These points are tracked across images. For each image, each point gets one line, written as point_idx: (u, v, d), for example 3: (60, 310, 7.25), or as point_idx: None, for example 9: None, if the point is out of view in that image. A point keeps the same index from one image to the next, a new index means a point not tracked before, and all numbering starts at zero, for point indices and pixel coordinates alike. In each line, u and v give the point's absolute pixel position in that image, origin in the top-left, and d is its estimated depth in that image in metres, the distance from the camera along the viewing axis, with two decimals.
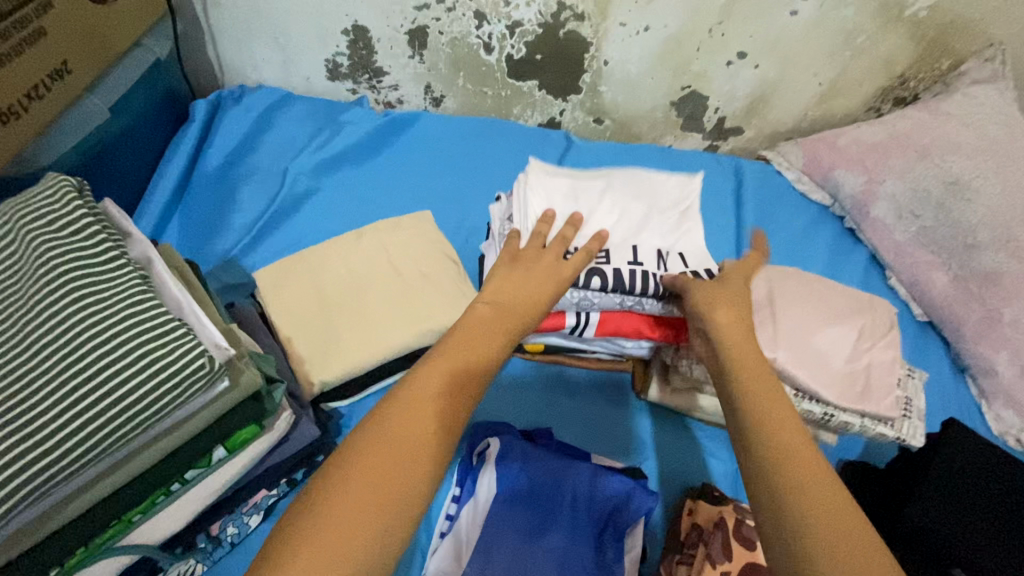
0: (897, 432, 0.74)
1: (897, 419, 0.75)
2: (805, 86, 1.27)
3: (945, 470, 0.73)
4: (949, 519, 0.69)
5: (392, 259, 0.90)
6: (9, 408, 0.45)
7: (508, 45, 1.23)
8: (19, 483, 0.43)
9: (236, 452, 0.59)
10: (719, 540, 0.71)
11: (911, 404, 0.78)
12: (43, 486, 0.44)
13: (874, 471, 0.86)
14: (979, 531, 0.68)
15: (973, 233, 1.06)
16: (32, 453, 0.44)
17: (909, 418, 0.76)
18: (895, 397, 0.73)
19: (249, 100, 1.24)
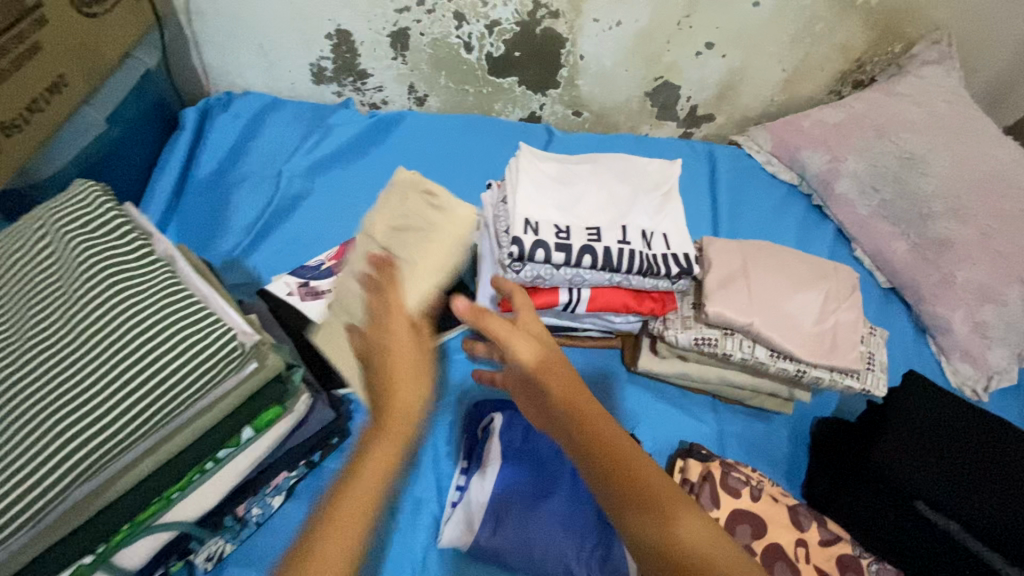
0: (862, 384, 0.82)
1: (862, 372, 0.83)
2: (770, 73, 1.35)
3: (900, 413, 0.82)
4: (911, 456, 0.77)
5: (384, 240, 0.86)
6: (61, 391, 0.50)
7: (488, 43, 1.28)
8: (75, 458, 0.48)
9: (262, 433, 0.64)
10: (708, 491, 0.78)
11: (874, 359, 0.85)
12: (97, 461, 0.49)
13: (843, 425, 0.94)
14: (936, 464, 0.76)
15: (927, 204, 1.15)
16: (86, 430, 0.48)
17: (873, 371, 0.84)
18: (858, 351, 0.80)
19: (238, 106, 1.27)
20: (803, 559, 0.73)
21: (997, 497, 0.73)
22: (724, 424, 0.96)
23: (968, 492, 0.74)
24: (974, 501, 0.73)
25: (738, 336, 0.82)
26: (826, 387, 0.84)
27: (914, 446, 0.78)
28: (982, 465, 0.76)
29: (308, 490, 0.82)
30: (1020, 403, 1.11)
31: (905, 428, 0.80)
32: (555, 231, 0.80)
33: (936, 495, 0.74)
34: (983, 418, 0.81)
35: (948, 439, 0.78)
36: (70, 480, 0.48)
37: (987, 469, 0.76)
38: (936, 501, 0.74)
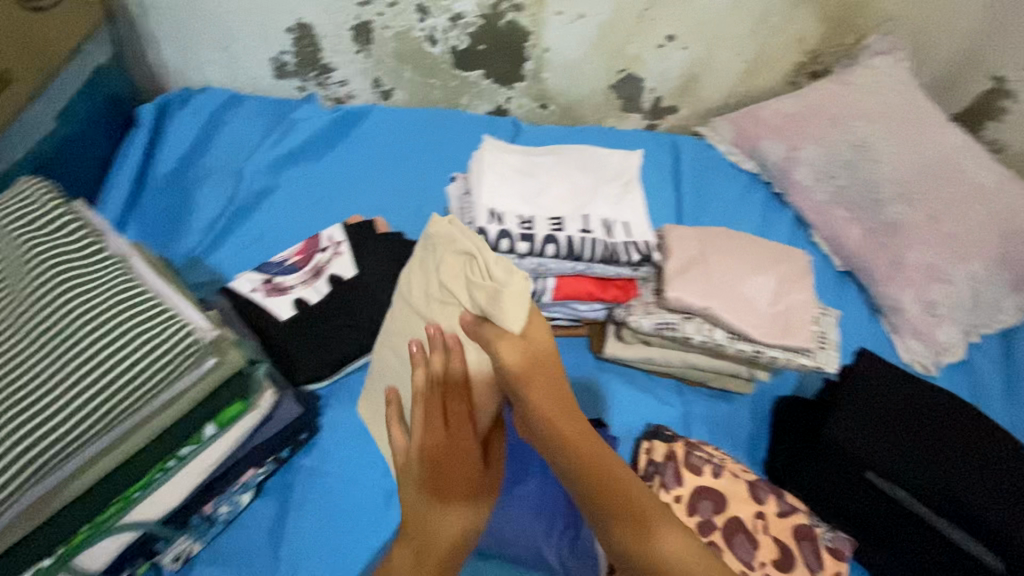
0: (816, 362, 0.85)
1: (816, 351, 0.86)
2: (730, 65, 1.38)
3: (843, 388, 0.85)
4: (857, 429, 0.81)
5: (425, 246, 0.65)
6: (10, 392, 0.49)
7: (452, 36, 1.28)
8: (27, 459, 0.47)
9: (225, 429, 0.64)
10: (670, 470, 0.81)
11: (827, 337, 0.89)
12: (53, 461, 0.49)
13: (798, 399, 0.98)
14: (878, 433, 0.81)
15: (878, 189, 1.20)
16: (38, 431, 0.48)
17: (826, 349, 0.87)
18: (811, 331, 0.83)
19: (197, 102, 1.25)
20: (760, 530, 0.76)
21: (945, 465, 0.78)
22: (689, 407, 0.99)
23: (909, 456, 0.79)
24: (922, 468, 0.78)
25: (697, 320, 0.84)
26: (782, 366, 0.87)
27: (869, 417, 0.82)
28: (934, 436, 0.80)
29: (277, 487, 0.82)
30: (969, 377, 1.16)
31: (863, 399, 0.84)
32: (518, 222, 0.81)
33: (881, 463, 0.79)
34: (934, 391, 0.85)
35: (887, 409, 0.83)
36: (23, 481, 0.47)
37: (937, 440, 0.80)
38: (881, 468, 0.79)
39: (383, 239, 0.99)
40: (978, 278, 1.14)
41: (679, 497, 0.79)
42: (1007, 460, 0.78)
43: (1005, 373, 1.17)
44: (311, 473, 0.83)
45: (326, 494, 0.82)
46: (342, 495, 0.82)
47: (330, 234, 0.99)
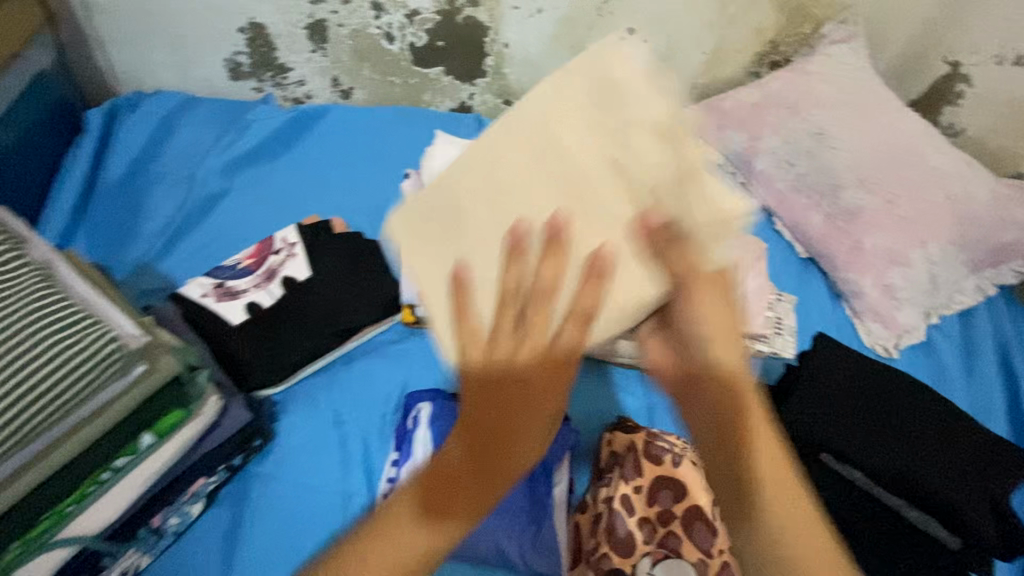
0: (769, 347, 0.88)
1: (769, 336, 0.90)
2: (690, 56, 1.39)
3: (811, 376, 0.86)
4: (818, 416, 0.82)
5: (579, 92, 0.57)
6: None
7: (409, 33, 1.27)
8: None
9: (164, 438, 0.62)
10: (631, 460, 0.80)
11: (780, 324, 0.93)
12: None
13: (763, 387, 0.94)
14: (838, 419, 0.82)
15: (838, 175, 1.22)
16: None
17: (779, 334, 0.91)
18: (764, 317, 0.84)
19: (148, 106, 1.22)
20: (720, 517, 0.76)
21: (903, 449, 0.79)
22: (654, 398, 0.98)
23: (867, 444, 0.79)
24: (880, 451, 0.79)
25: None
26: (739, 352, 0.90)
27: (831, 404, 0.83)
28: (894, 420, 0.81)
29: (231, 495, 0.80)
30: (929, 356, 1.18)
31: (824, 386, 0.85)
32: None
33: (842, 448, 0.80)
34: (898, 376, 0.86)
35: (854, 399, 0.84)
36: None
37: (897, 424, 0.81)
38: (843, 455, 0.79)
39: (339, 240, 0.98)
40: (935, 259, 1.16)
41: (639, 488, 0.79)
42: (963, 442, 0.80)
43: (964, 351, 1.19)
44: (267, 480, 0.81)
45: (282, 500, 0.80)
46: (297, 500, 0.80)
47: (284, 236, 0.98)
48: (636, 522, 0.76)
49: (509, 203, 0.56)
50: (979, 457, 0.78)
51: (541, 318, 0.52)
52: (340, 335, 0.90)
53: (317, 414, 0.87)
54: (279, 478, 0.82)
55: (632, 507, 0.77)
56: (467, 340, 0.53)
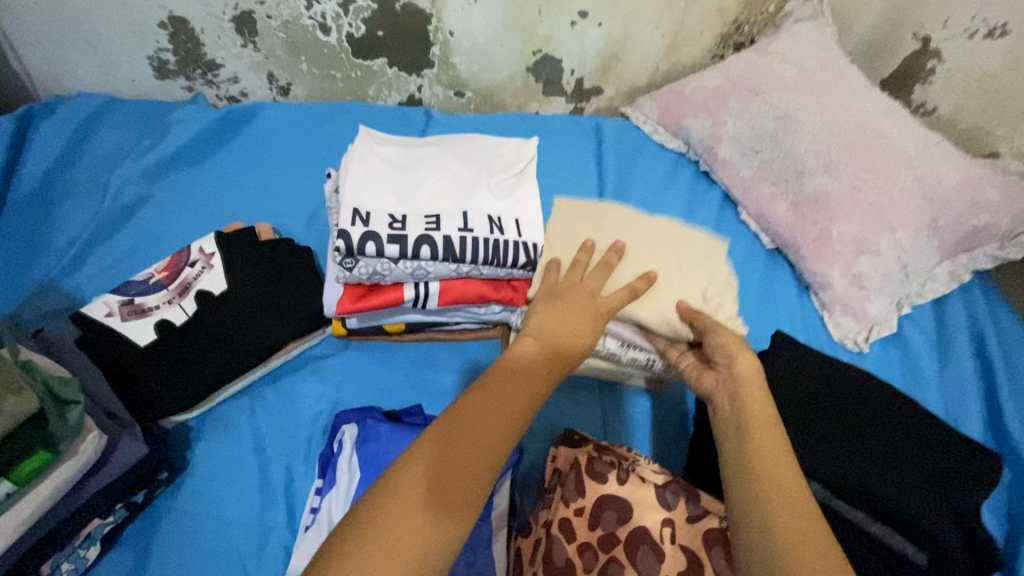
0: None
1: None
2: (649, 40, 1.32)
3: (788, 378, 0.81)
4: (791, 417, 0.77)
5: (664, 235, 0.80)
6: None
7: (345, 23, 1.19)
8: None
9: (27, 484, 0.55)
10: (572, 479, 0.74)
11: None
12: None
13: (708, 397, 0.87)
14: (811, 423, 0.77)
15: (801, 161, 1.16)
16: None
17: None
18: None
19: (65, 110, 1.13)
20: (667, 540, 0.70)
21: (861, 456, 0.74)
22: (606, 406, 0.92)
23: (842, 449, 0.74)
24: (841, 462, 0.73)
25: None
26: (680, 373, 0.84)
27: (793, 404, 0.78)
28: (857, 424, 0.76)
29: (134, 534, 0.73)
30: (901, 351, 1.11)
31: (785, 387, 0.80)
32: (388, 222, 0.73)
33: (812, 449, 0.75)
34: (862, 376, 0.81)
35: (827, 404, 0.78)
36: None
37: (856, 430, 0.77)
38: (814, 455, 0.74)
39: (261, 251, 0.90)
40: (906, 248, 1.10)
41: (581, 510, 0.72)
42: (930, 451, 0.74)
43: (937, 344, 1.13)
44: (174, 514, 0.74)
45: (187, 538, 0.73)
46: (210, 537, 0.73)
47: (202, 246, 0.90)
48: (575, 548, 0.70)
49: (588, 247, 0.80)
50: (947, 467, 0.73)
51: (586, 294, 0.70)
52: (259, 354, 0.82)
53: (235, 439, 0.81)
54: (191, 512, 0.75)
55: (572, 533, 0.71)
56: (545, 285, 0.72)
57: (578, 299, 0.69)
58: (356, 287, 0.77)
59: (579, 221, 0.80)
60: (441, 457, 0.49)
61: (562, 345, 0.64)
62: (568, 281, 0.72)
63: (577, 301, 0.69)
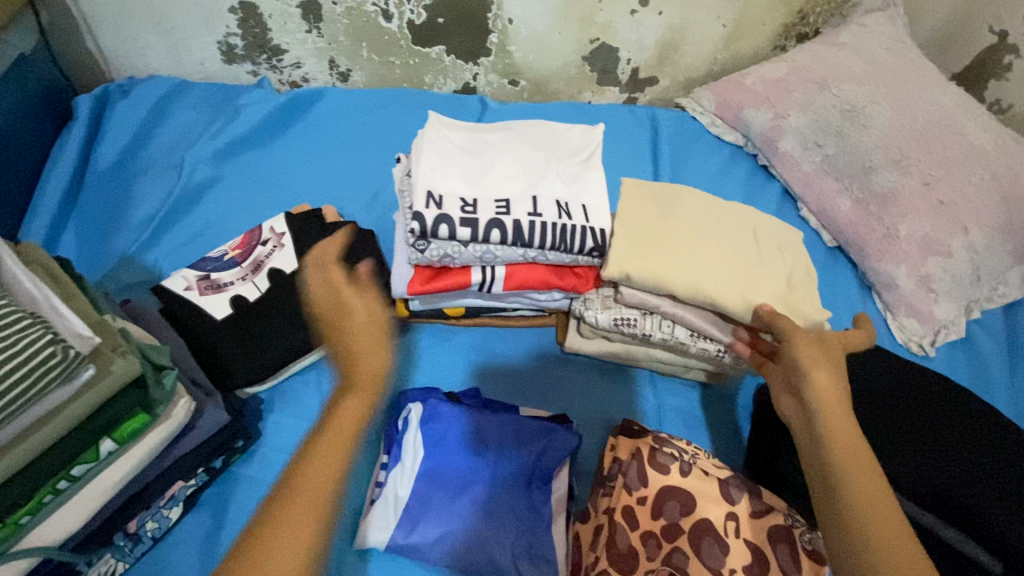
0: None
1: None
2: (710, 29, 1.29)
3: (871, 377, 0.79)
4: (872, 411, 0.75)
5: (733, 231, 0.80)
6: None
7: (407, 10, 1.19)
8: None
9: (127, 443, 0.58)
10: (634, 469, 0.74)
11: None
12: None
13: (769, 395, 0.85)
14: (895, 418, 0.74)
15: (870, 156, 1.12)
16: None
17: None
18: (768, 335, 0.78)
19: (139, 92, 1.18)
20: (732, 534, 0.69)
21: (943, 456, 0.70)
22: (663, 397, 0.91)
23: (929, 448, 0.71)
24: (927, 461, 0.69)
25: (657, 316, 0.79)
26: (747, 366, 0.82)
27: (878, 418, 0.74)
28: (952, 437, 0.71)
29: (212, 498, 0.76)
30: (968, 356, 1.07)
31: (862, 390, 0.78)
32: (460, 205, 0.73)
33: (889, 440, 0.72)
34: (952, 390, 0.77)
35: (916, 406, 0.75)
36: None
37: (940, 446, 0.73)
38: (892, 447, 0.71)
39: (327, 233, 0.92)
40: (979, 249, 1.05)
41: (644, 499, 0.72)
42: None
43: (1009, 351, 1.08)
44: (248, 480, 0.78)
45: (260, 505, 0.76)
46: None
47: (272, 225, 0.93)
48: (638, 536, 0.70)
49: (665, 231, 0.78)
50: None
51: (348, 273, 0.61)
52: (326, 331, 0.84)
53: (303, 412, 0.84)
54: (264, 480, 0.78)
55: (634, 520, 0.71)
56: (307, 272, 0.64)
57: (354, 316, 0.55)
58: (426, 269, 0.79)
59: (653, 205, 0.81)
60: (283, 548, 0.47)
61: (351, 383, 0.53)
62: (331, 297, 0.57)
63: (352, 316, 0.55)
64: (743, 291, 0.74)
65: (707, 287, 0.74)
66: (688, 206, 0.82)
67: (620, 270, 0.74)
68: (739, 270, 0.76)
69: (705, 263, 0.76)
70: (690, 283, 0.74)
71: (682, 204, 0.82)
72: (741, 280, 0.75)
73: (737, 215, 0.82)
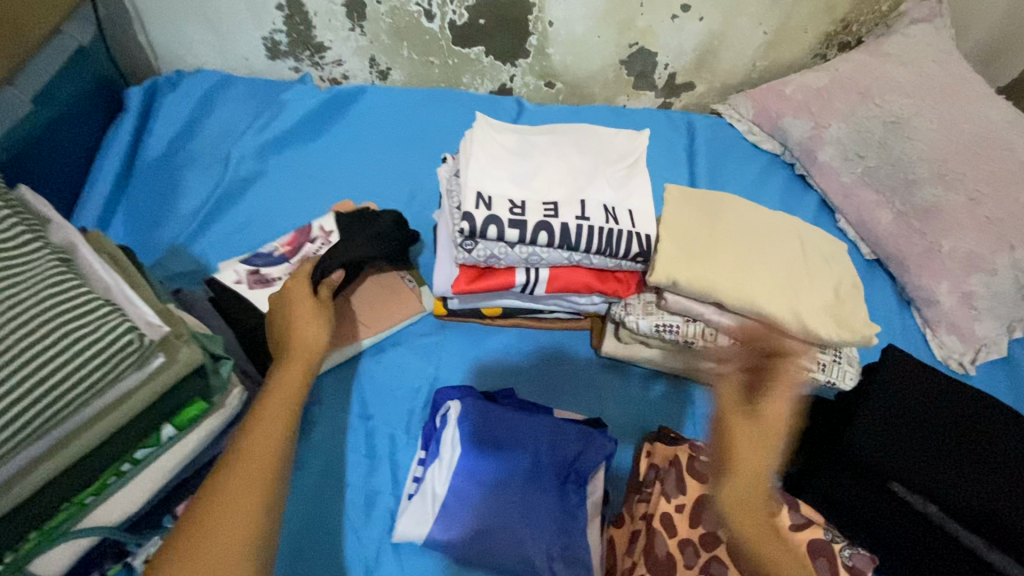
0: (825, 376, 0.79)
1: (825, 363, 0.80)
2: (751, 36, 1.28)
3: (904, 386, 0.76)
4: (905, 424, 0.74)
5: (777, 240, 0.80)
6: None
7: (450, 11, 1.20)
8: None
9: (186, 430, 0.60)
10: (672, 476, 0.74)
11: (840, 351, 0.83)
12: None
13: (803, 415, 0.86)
14: (931, 432, 0.73)
15: (913, 169, 1.10)
16: None
17: (840, 363, 0.82)
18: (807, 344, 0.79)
19: (187, 85, 1.20)
20: None
21: (969, 471, 0.70)
22: (698, 406, 0.91)
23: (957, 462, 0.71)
24: (956, 479, 0.70)
25: (700, 323, 0.79)
26: (787, 379, 0.82)
27: (905, 438, 0.73)
28: (980, 455, 0.71)
29: None
30: (1009, 375, 1.05)
31: (891, 398, 0.76)
32: (509, 207, 0.74)
33: (918, 456, 0.71)
34: (974, 394, 0.76)
35: (953, 423, 0.73)
36: None
37: (930, 441, 0.72)
38: (921, 461, 0.71)
39: (364, 222, 0.90)
40: None
41: (681, 506, 0.72)
42: (1009, 437, 0.72)
43: None
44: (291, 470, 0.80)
45: (303, 494, 0.78)
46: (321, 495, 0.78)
47: (322, 224, 0.95)
48: (677, 543, 0.70)
49: (710, 238, 0.78)
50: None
51: (302, 287, 0.77)
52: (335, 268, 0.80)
53: (343, 405, 0.85)
54: (304, 470, 0.80)
55: (673, 528, 0.71)
56: (279, 296, 0.78)
57: (301, 300, 0.75)
58: (471, 268, 0.79)
59: (697, 213, 0.81)
60: (250, 478, 0.56)
61: (302, 343, 0.71)
62: (286, 291, 0.77)
63: (299, 300, 0.75)
64: (789, 302, 0.74)
65: (754, 297, 0.73)
66: (732, 215, 0.82)
67: (667, 276, 0.74)
68: (784, 281, 0.75)
69: (752, 272, 0.75)
70: (737, 292, 0.74)
71: (726, 212, 0.82)
72: (787, 291, 0.75)
73: (781, 225, 0.82)
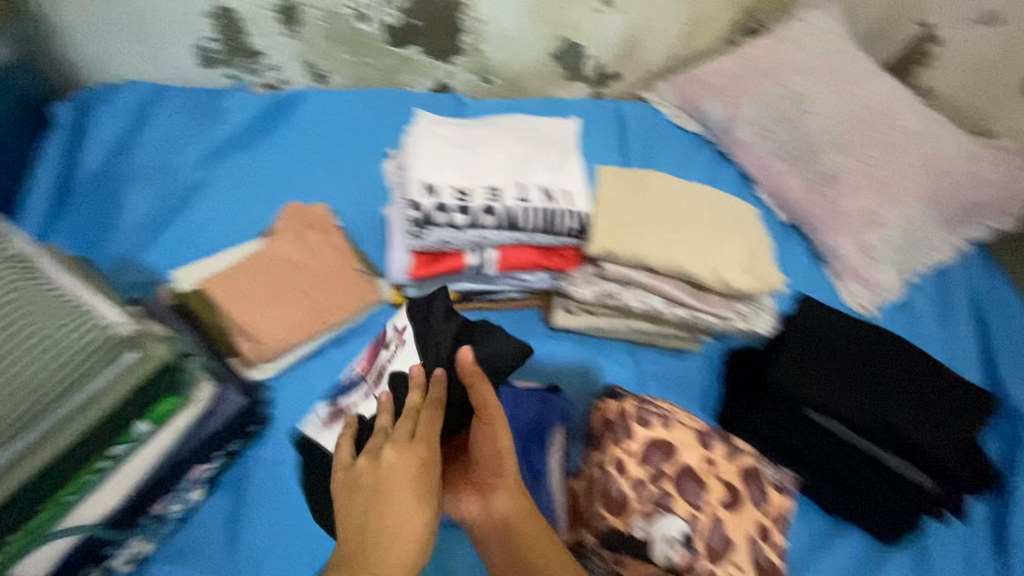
0: (746, 324, 0.89)
1: (745, 312, 0.91)
2: (668, 26, 1.39)
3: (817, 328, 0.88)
4: (823, 361, 0.85)
5: (698, 209, 0.89)
6: None
7: (384, 13, 1.24)
8: None
9: (161, 426, 0.63)
10: (622, 426, 0.81)
11: (760, 303, 0.92)
12: None
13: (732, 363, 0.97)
14: (846, 366, 0.85)
15: (815, 140, 1.24)
16: None
17: (759, 313, 0.92)
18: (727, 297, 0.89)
19: (119, 97, 1.18)
20: (710, 474, 0.79)
21: (876, 392, 0.82)
22: (644, 365, 0.99)
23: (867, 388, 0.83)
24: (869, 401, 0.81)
25: (637, 288, 0.88)
26: (715, 331, 0.92)
27: (826, 375, 0.84)
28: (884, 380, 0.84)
29: (231, 480, 0.80)
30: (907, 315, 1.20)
31: (811, 340, 0.87)
32: (454, 194, 0.80)
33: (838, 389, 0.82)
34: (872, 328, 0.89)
35: (859, 354, 0.86)
36: None
37: (845, 371, 0.84)
38: (839, 392, 0.82)
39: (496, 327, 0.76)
40: (911, 221, 1.18)
41: (631, 452, 0.79)
42: (902, 360, 0.86)
43: (941, 312, 1.21)
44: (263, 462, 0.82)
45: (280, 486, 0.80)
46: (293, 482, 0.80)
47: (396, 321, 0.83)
48: (630, 483, 0.77)
49: (639, 210, 0.87)
50: (921, 372, 0.85)
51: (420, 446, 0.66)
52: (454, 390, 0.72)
53: (311, 397, 0.88)
54: (279, 460, 0.82)
55: (625, 470, 0.78)
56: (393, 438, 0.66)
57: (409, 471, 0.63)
58: (424, 255, 0.85)
59: (626, 189, 0.89)
60: None
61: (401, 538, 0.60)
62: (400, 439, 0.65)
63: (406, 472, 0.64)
64: (709, 260, 0.84)
65: (679, 259, 0.83)
66: (657, 188, 0.91)
67: (603, 246, 0.82)
68: (706, 243, 0.85)
69: (677, 238, 0.85)
70: (665, 255, 0.83)
71: (652, 186, 0.91)
72: (709, 253, 0.84)
73: (700, 195, 0.92)
